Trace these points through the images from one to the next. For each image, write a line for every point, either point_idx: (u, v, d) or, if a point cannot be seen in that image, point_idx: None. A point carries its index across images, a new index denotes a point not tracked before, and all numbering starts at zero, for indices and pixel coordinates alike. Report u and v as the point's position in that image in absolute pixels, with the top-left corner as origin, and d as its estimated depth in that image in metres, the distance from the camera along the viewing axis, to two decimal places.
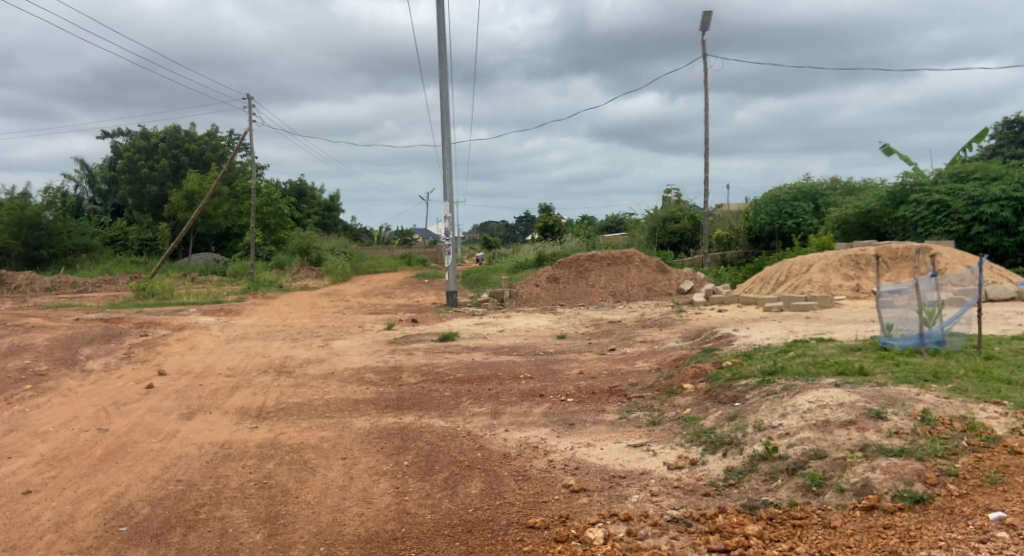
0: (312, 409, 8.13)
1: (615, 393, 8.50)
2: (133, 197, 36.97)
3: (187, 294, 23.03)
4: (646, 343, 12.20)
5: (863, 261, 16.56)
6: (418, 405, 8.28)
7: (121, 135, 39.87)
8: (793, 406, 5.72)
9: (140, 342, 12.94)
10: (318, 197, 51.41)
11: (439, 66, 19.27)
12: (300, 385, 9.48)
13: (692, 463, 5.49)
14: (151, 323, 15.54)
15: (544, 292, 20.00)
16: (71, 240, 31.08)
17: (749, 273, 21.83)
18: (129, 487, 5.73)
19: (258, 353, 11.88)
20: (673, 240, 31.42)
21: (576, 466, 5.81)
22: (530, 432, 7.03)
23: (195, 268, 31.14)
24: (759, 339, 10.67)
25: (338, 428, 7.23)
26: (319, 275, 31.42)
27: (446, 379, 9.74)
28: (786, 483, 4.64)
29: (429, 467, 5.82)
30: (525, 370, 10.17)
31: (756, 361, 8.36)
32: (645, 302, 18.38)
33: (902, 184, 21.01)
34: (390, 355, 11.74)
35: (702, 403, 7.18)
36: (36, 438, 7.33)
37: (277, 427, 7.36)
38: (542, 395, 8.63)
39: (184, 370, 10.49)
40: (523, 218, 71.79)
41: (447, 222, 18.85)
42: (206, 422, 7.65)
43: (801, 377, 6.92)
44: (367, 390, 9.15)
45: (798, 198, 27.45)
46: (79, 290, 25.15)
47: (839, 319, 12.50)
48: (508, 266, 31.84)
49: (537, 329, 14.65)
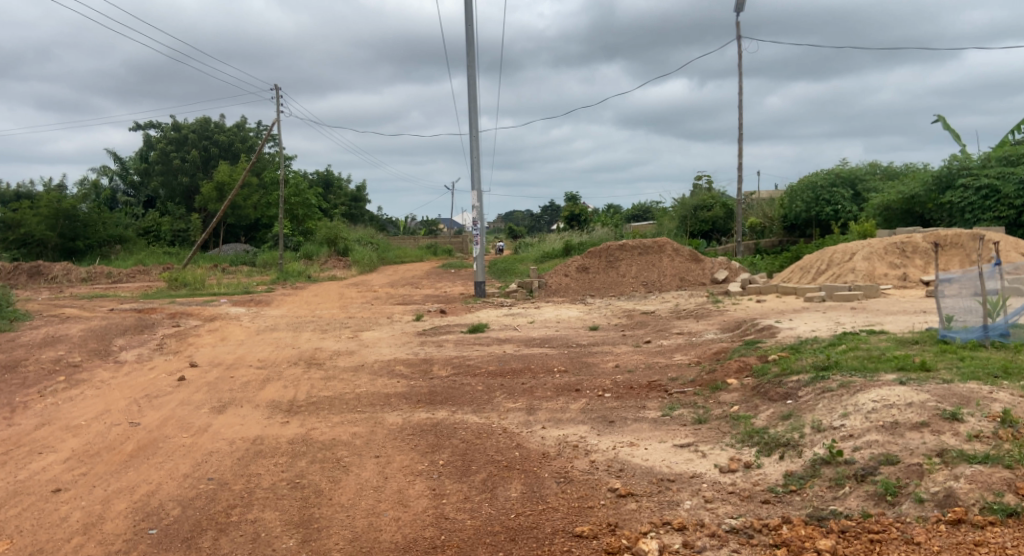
0: (344, 403, 7.91)
1: (655, 388, 8.17)
2: (165, 187, 37.23)
3: (218, 284, 23.08)
4: (683, 335, 11.83)
5: (909, 250, 16.04)
6: (451, 400, 8.01)
7: (153, 126, 40.13)
8: (855, 406, 5.41)
9: (172, 333, 12.84)
10: (345, 187, 51.48)
11: (468, 53, 18.95)
12: (331, 378, 9.28)
13: (746, 467, 5.17)
14: (183, 313, 15.51)
15: (574, 282, 19.66)
16: (106, 232, 31.35)
17: (786, 261, 21.30)
18: (160, 485, 5.51)
19: (287, 345, 11.71)
20: (704, 228, 30.85)
21: (621, 467, 5.50)
22: (568, 429, 6.73)
23: (225, 258, 31.24)
24: (804, 331, 10.26)
25: (370, 424, 6.99)
26: (347, 266, 31.41)
27: (478, 373, 9.47)
28: (856, 491, 4.34)
29: (464, 468, 5.54)
30: (559, 363, 9.86)
31: (806, 355, 7.98)
32: (678, 292, 17.96)
33: (948, 169, 20.36)
34: (420, 347, 11.50)
35: (751, 400, 6.84)
36: (68, 432, 7.18)
37: (308, 422, 7.14)
38: (578, 389, 8.32)
39: (215, 362, 10.35)
40: (549, 207, 71.31)
41: (476, 211, 18.56)
42: (236, 417, 7.45)
43: (858, 373, 6.55)
44: (398, 383, 8.91)
45: (836, 183, 26.77)
46: (114, 280, 25.32)
47: (887, 310, 12.03)
48: (535, 256, 31.50)
49: (568, 320, 14.35)
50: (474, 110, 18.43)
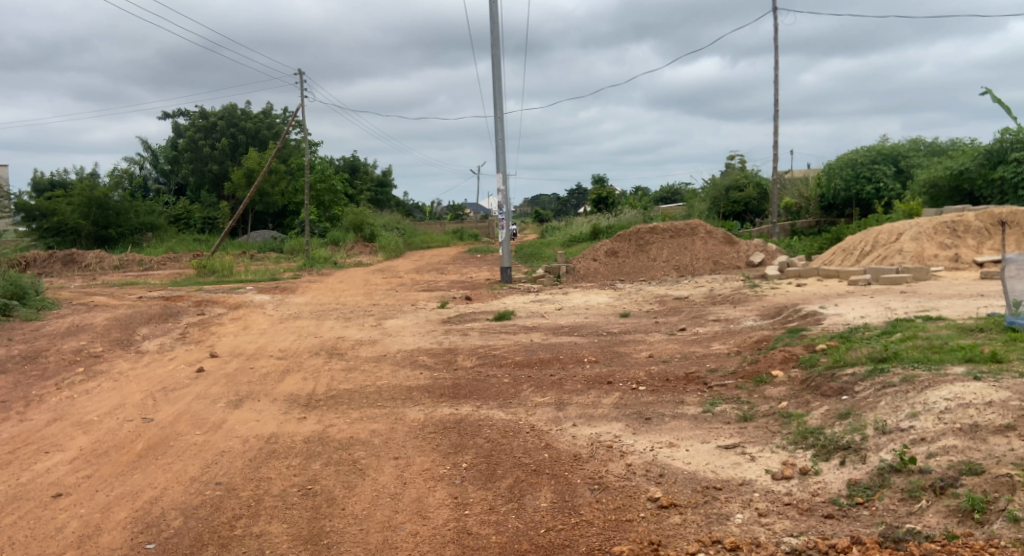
0: (364, 397, 7.48)
1: (693, 380, 7.64)
2: (194, 175, 37.16)
3: (246, 271, 22.84)
4: (720, 322, 11.25)
5: (960, 229, 15.31)
6: (475, 394, 7.55)
7: (181, 114, 40.04)
8: (925, 405, 4.95)
9: (195, 322, 12.52)
10: (371, 172, 51.26)
11: (492, 32, 18.37)
12: (352, 369, 8.87)
13: (803, 473, 4.68)
14: (209, 301, 15.21)
15: (604, 266, 19.10)
16: (138, 219, 31.35)
17: (825, 243, 20.53)
18: (165, 489, 4.93)
19: (310, 334, 11.32)
20: (736, 209, 30.07)
21: (661, 473, 5.00)
22: (602, 427, 6.24)
23: (254, 245, 31.05)
24: (853, 318, 9.69)
25: (390, 420, 6.55)
26: (373, 251, 31.17)
27: (504, 363, 9.02)
28: (934, 506, 3.89)
29: (490, 473, 5.06)
30: (589, 353, 9.34)
31: (860, 346, 7.49)
32: (712, 276, 17.34)
33: (999, 143, 19.61)
34: (445, 336, 11.05)
35: (802, 396, 6.36)
36: (79, 429, 6.49)
37: (326, 418, 6.62)
38: (610, 382, 7.81)
39: (235, 352, 9.96)
40: (575, 190, 70.49)
41: (502, 195, 18.03)
42: (253, 413, 6.79)
43: (921, 367, 6.13)
44: (421, 376, 8.48)
45: (877, 161, 25.87)
46: (146, 268, 25.24)
47: (941, 295, 11.43)
48: (562, 240, 30.93)
49: (598, 307, 13.81)
50: (499, 90, 17.89)
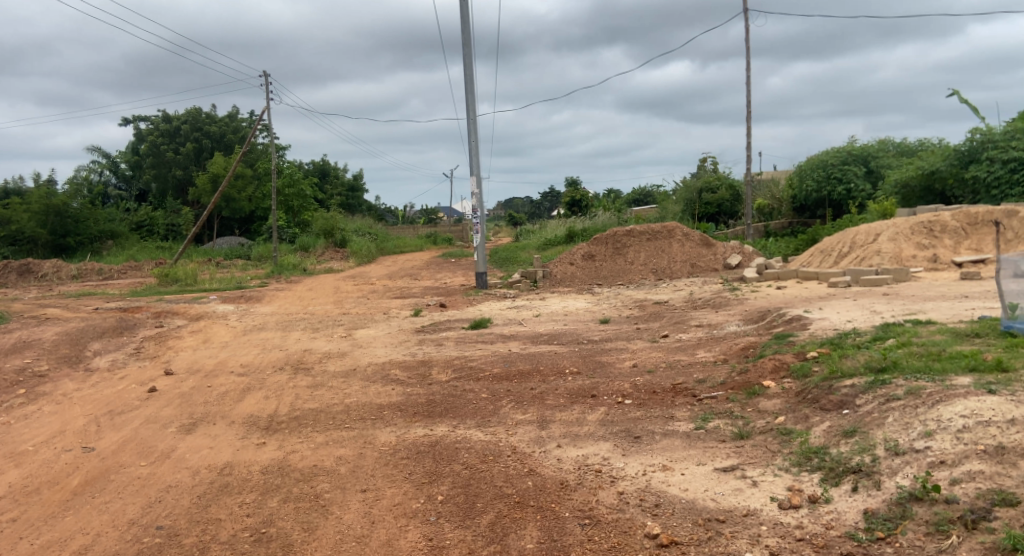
0: (330, 417, 6.92)
1: (680, 392, 7.21)
2: (157, 181, 36.16)
3: (211, 280, 22.07)
4: (703, 328, 10.86)
5: (937, 228, 15.16)
6: (451, 411, 7.05)
7: (143, 119, 38.94)
8: (939, 423, 4.55)
9: (152, 335, 11.85)
10: (341, 177, 50.42)
11: (463, 33, 17.93)
12: (318, 386, 8.30)
13: (812, 502, 4.29)
14: (169, 312, 14.52)
15: (580, 271, 18.68)
16: (97, 227, 30.30)
17: (801, 245, 20.36)
18: (98, 536, 4.38)
19: (274, 347, 10.73)
20: (710, 211, 29.88)
21: (657, 502, 4.55)
22: (589, 448, 5.78)
23: (220, 252, 30.24)
24: (840, 323, 9.33)
25: (358, 445, 6.03)
26: (344, 257, 30.46)
27: (481, 376, 8.52)
28: (967, 543, 3.65)
29: (468, 508, 4.58)
30: (570, 364, 8.87)
31: (854, 354, 7.13)
32: (691, 279, 17.00)
33: (970, 143, 19.59)
34: (417, 347, 10.51)
35: (799, 410, 5.95)
36: (10, 461, 5.88)
37: (288, 444, 6.07)
38: (594, 396, 7.34)
39: (193, 368, 9.34)
40: (548, 193, 70.17)
41: (476, 198, 17.55)
42: (207, 439, 6.22)
43: (925, 378, 5.73)
44: (393, 392, 7.96)
45: (848, 161, 25.82)
46: (106, 277, 24.34)
47: (924, 296, 11.14)
48: (536, 244, 30.54)
49: (576, 313, 13.37)
50: (471, 92, 17.45)
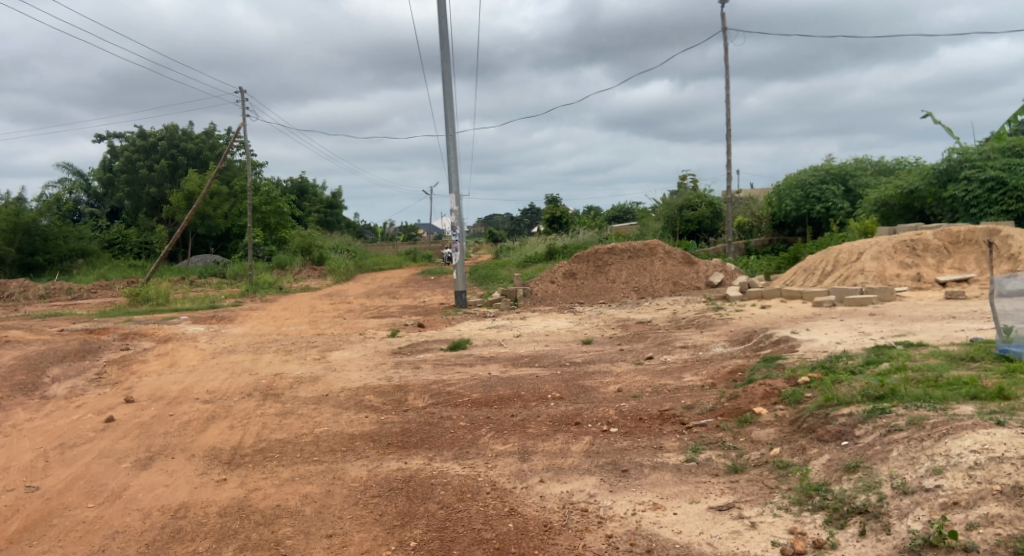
0: (299, 449, 6.51)
1: (668, 419, 6.88)
2: (131, 198, 35.49)
3: (184, 299, 21.49)
4: (688, 349, 10.56)
5: (920, 247, 15.04)
6: (428, 442, 6.65)
7: (117, 135, 38.27)
8: (949, 459, 4.28)
9: (115, 359, 11.34)
10: (319, 194, 49.87)
11: (442, 49, 17.67)
12: (287, 414, 7.87)
13: (818, 548, 4.06)
14: (136, 334, 14.00)
15: (562, 289, 18.36)
16: (67, 245, 29.61)
17: (782, 263, 20.19)
18: None
19: (243, 371, 10.27)
20: (690, 228, 29.78)
21: (648, 547, 4.26)
22: (574, 484, 5.41)
23: (194, 270, 29.66)
24: (830, 345, 9.07)
25: (327, 480, 5.63)
26: (322, 275, 29.94)
27: (460, 402, 8.12)
28: None
29: None
30: (552, 388, 8.50)
31: (847, 379, 6.84)
32: (674, 298, 16.75)
33: (948, 162, 19.59)
34: (394, 371, 10.09)
35: (795, 441, 5.63)
36: None
37: (250, 480, 5.69)
38: (578, 423, 6.98)
39: (155, 395, 8.85)
40: (528, 210, 69.98)
41: (455, 216, 17.21)
42: (164, 475, 5.85)
43: (926, 407, 5.44)
44: (366, 420, 7.55)
45: (826, 180, 25.79)
46: (74, 297, 23.68)
47: (911, 317, 10.92)
48: (517, 261, 30.24)
49: (558, 333, 13.03)
50: (450, 109, 17.16)
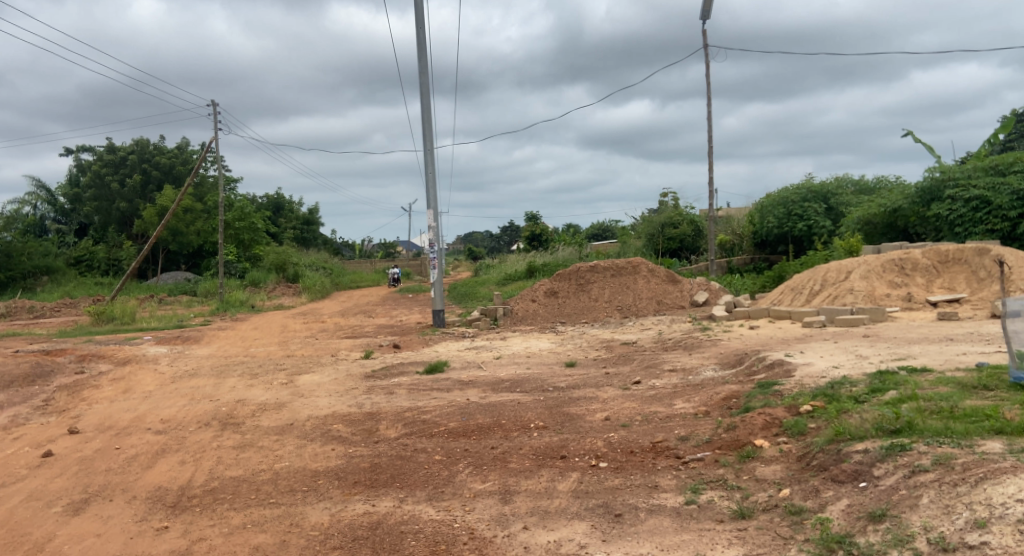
0: (254, 489, 5.85)
1: (662, 453, 6.29)
2: (99, 213, 34.48)
3: (150, 318, 20.60)
4: (676, 373, 10.00)
5: (909, 266, 14.68)
6: (398, 480, 6.00)
7: (87, 150, 37.27)
8: (992, 509, 3.80)
9: (67, 384, 10.55)
10: (296, 210, 49.01)
11: (420, 62, 17.18)
12: (246, 447, 7.19)
13: None
14: (94, 355, 13.19)
15: (543, 308, 17.77)
16: (32, 262, 28.60)
17: (766, 282, 19.81)
18: None
19: (204, 397, 9.55)
20: (672, 246, 29.34)
21: None
22: (562, 531, 4.80)
23: (164, 288, 28.81)
24: (828, 370, 8.55)
25: (282, 528, 5.00)
26: (296, 292, 29.13)
27: (435, 433, 7.48)
28: None
29: None
30: (535, 417, 7.87)
31: (854, 408, 6.30)
32: (658, 317, 16.24)
33: (930, 181, 19.37)
34: (365, 397, 9.41)
35: (806, 481, 5.07)
36: None
37: (195, 528, 5.04)
38: (564, 457, 6.38)
39: (103, 426, 8.11)
40: (507, 227, 69.51)
41: (433, 232, 16.60)
42: (97, 523, 5.18)
43: (950, 445, 4.90)
44: (332, 453, 6.87)
45: (808, 198, 25.51)
46: (36, 316, 22.70)
47: (908, 339, 10.45)
48: (496, 279, 29.69)
49: (539, 355, 12.44)
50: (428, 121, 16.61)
